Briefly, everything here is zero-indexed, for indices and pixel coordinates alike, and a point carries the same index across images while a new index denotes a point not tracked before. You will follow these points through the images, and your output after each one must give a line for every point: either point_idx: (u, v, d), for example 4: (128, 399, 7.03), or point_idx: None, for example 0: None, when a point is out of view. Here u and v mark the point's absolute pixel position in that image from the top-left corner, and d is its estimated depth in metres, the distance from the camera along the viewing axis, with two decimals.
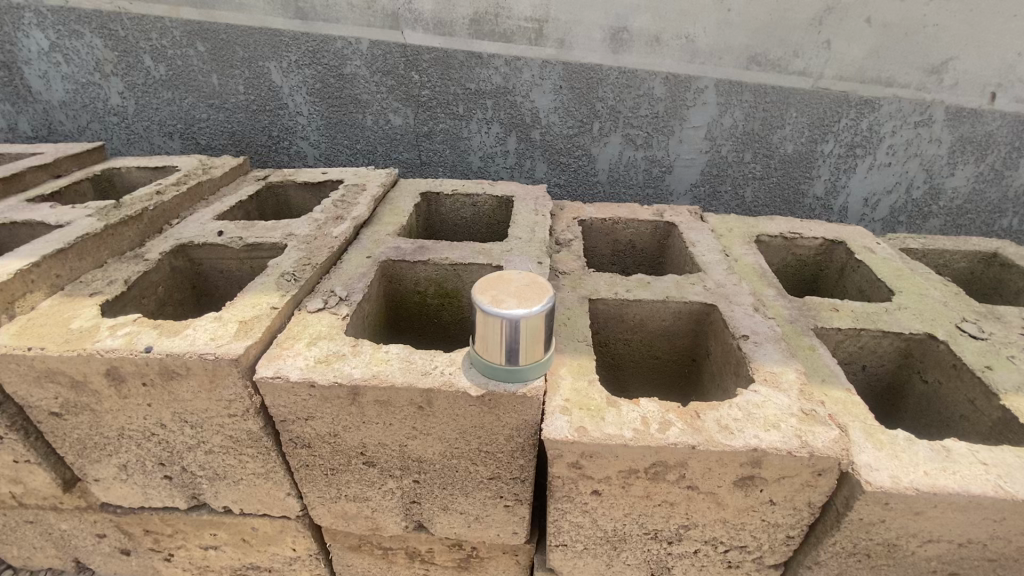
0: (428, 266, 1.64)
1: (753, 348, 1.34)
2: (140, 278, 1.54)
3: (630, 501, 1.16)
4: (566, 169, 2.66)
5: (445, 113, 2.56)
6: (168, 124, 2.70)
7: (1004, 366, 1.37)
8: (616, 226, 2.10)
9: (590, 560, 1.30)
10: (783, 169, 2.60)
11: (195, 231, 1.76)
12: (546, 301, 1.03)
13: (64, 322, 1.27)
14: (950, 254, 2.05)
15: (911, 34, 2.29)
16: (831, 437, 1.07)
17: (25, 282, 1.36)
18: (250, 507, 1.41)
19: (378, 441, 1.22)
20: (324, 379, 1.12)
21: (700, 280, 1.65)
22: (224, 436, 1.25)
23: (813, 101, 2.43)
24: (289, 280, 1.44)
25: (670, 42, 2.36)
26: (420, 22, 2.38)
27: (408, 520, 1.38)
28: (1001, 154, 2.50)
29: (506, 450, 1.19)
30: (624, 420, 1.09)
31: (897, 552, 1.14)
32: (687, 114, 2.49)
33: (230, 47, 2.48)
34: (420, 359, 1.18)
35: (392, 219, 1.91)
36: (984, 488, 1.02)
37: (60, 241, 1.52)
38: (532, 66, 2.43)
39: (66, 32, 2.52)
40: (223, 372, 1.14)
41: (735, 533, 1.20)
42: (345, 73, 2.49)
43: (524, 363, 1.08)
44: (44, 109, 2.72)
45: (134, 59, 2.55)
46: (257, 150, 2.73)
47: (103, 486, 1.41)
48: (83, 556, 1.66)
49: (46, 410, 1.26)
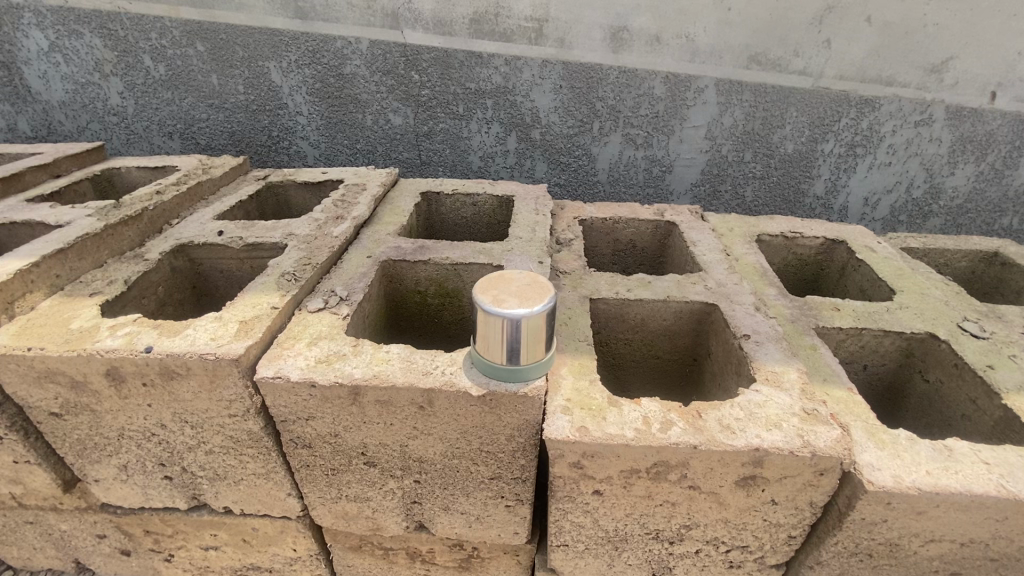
0: (428, 266, 1.64)
1: (754, 347, 1.34)
2: (140, 278, 1.54)
3: (631, 501, 1.16)
4: (566, 168, 2.65)
5: (445, 112, 2.55)
6: (168, 124, 2.70)
7: (1005, 365, 1.37)
8: (617, 225, 2.09)
9: (591, 561, 1.30)
10: (783, 169, 2.59)
11: (195, 231, 1.76)
12: (546, 301, 1.03)
13: (64, 323, 1.27)
14: (950, 253, 2.04)
15: (911, 33, 2.29)
16: (832, 437, 1.06)
17: (25, 282, 1.36)
18: (250, 507, 1.41)
19: (378, 441, 1.21)
20: (325, 379, 1.12)
21: (701, 279, 1.65)
22: (224, 437, 1.25)
23: (814, 101, 2.42)
24: (289, 280, 1.43)
25: (670, 42, 2.36)
26: (420, 22, 2.38)
27: (409, 521, 1.38)
28: (1001, 154, 2.50)
29: (507, 450, 1.19)
30: (625, 420, 1.09)
31: (899, 551, 1.14)
32: (687, 114, 2.49)
33: (230, 46, 2.47)
34: (421, 359, 1.17)
35: (392, 219, 1.91)
36: (986, 487, 1.02)
37: (59, 241, 1.51)
38: (532, 66, 2.43)
39: (65, 32, 2.51)
40: (223, 372, 1.13)
41: (736, 533, 1.20)
42: (345, 73, 2.49)
43: (525, 363, 1.08)
44: (43, 109, 2.72)
45: (133, 59, 2.54)
46: (257, 150, 2.73)
47: (103, 486, 1.41)
48: (83, 556, 1.66)
49: (46, 410, 1.26)
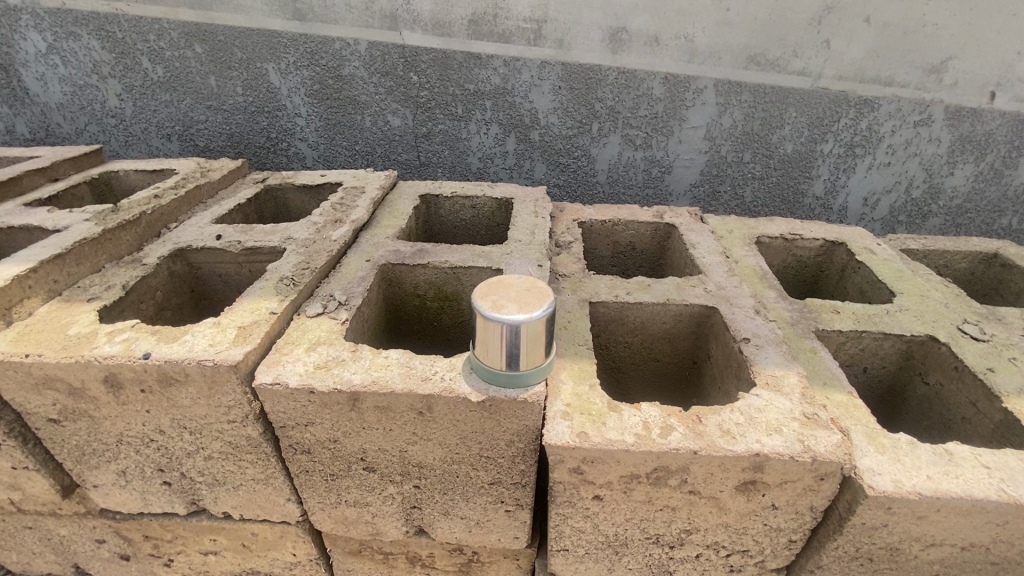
0: (428, 270, 1.63)
1: (754, 350, 1.34)
2: (138, 283, 1.53)
3: (631, 506, 1.16)
4: (565, 169, 2.65)
5: (445, 113, 2.55)
6: (166, 126, 2.69)
7: (1005, 368, 1.37)
8: (616, 227, 2.09)
9: (591, 565, 1.30)
10: (783, 169, 2.59)
11: (193, 235, 1.76)
12: (546, 307, 1.02)
13: (62, 329, 1.26)
14: (950, 255, 2.04)
15: (910, 33, 2.28)
16: (833, 442, 1.06)
17: (23, 287, 1.35)
18: (249, 512, 1.40)
19: (378, 446, 1.21)
20: (323, 385, 1.12)
21: (701, 282, 1.65)
22: (223, 443, 1.25)
23: (813, 101, 2.42)
24: (288, 284, 1.43)
25: (669, 42, 2.35)
26: (418, 23, 2.37)
27: (408, 526, 1.38)
28: (1001, 153, 2.50)
29: (507, 455, 1.19)
30: (625, 425, 1.09)
31: (899, 555, 1.14)
32: (686, 114, 2.48)
33: (228, 48, 2.47)
34: (420, 364, 1.17)
35: (391, 221, 1.91)
36: (987, 492, 1.01)
37: (56, 245, 1.51)
38: (532, 67, 2.42)
39: (63, 34, 2.50)
40: (222, 378, 1.13)
41: (737, 537, 1.20)
42: (343, 75, 2.48)
43: (525, 368, 1.08)
44: (41, 111, 2.71)
45: (131, 61, 2.54)
46: (256, 152, 2.72)
47: (102, 492, 1.40)
48: (82, 561, 1.65)
49: (44, 417, 1.25)
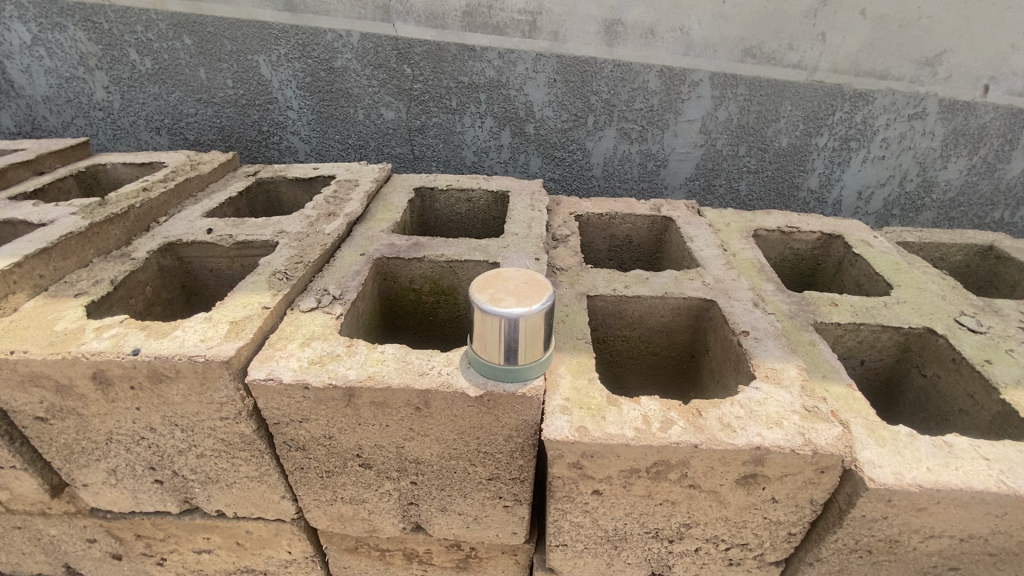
0: (423, 264, 1.61)
1: (754, 344, 1.33)
2: (127, 278, 1.50)
3: (630, 501, 1.15)
4: (561, 163, 2.63)
5: (438, 106, 2.52)
6: (155, 119, 2.65)
7: (1003, 360, 1.37)
8: (613, 222, 2.08)
9: (590, 560, 1.29)
10: (778, 163, 2.58)
11: (183, 229, 1.72)
12: (545, 299, 1.01)
13: (47, 325, 1.23)
14: (946, 248, 2.04)
15: (905, 27, 2.28)
16: (833, 435, 1.05)
17: (6, 283, 1.32)
18: (244, 510, 1.38)
19: (374, 442, 1.19)
20: (319, 381, 1.10)
21: (699, 275, 1.64)
22: (215, 440, 1.22)
23: (809, 94, 2.41)
24: (281, 279, 1.41)
25: (665, 34, 2.33)
26: (410, 15, 2.34)
27: (406, 522, 1.36)
28: (993, 147, 2.50)
29: (506, 450, 1.17)
30: (625, 419, 1.07)
31: (899, 547, 1.14)
32: (681, 108, 2.47)
33: (217, 40, 2.42)
34: (416, 359, 1.15)
35: (385, 215, 1.89)
36: (986, 483, 1.01)
37: (41, 240, 1.47)
38: (526, 59, 2.39)
39: (47, 24, 2.44)
40: (213, 374, 1.11)
41: (736, 531, 1.19)
42: (335, 67, 2.44)
43: (524, 363, 1.06)
44: (27, 105, 2.65)
45: (119, 52, 2.49)
46: (246, 146, 2.68)
47: (93, 491, 1.38)
48: (73, 561, 1.62)
49: (31, 415, 1.22)
